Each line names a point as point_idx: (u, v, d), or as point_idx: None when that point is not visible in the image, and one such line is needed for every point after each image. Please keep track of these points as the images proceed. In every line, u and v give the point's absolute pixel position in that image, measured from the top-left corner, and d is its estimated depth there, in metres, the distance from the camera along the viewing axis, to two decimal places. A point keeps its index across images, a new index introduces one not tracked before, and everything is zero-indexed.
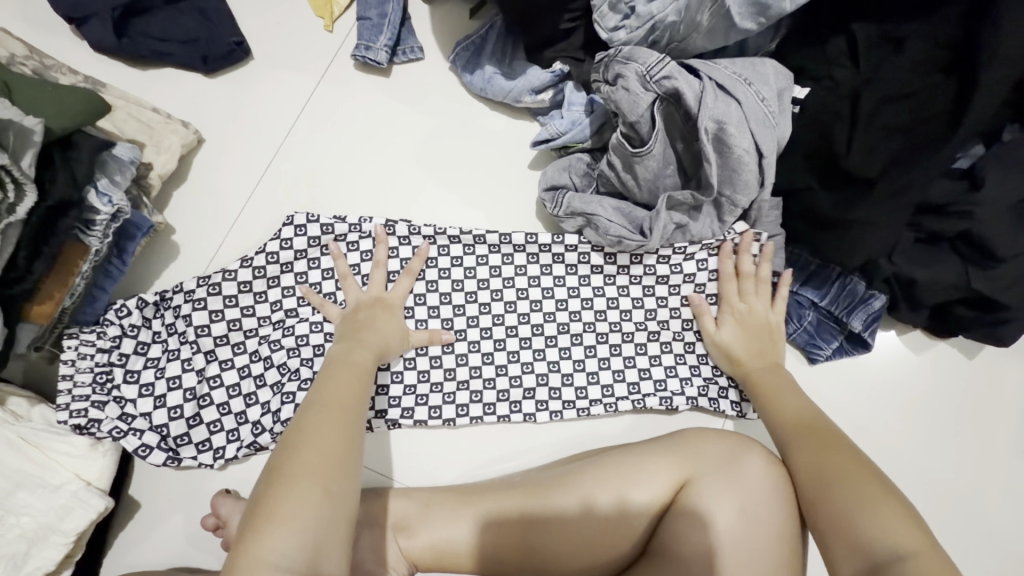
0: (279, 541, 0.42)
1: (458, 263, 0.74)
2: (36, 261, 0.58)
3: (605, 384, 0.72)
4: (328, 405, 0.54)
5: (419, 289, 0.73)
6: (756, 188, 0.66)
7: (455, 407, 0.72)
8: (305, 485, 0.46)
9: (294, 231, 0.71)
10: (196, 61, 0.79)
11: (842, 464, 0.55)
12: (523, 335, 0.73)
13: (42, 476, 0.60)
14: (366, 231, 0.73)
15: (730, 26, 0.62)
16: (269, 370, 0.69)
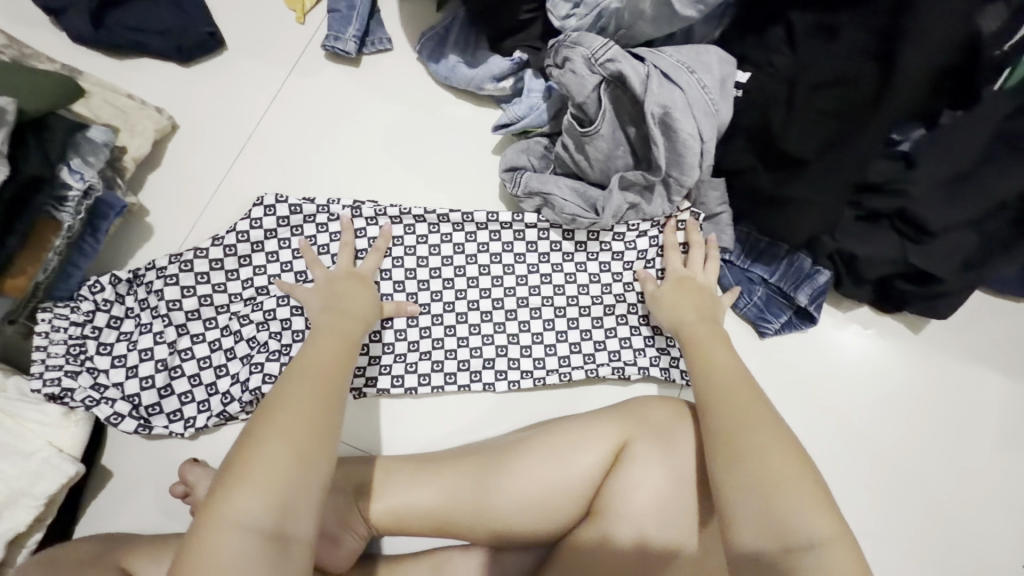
0: (247, 504, 0.44)
1: (422, 241, 0.77)
2: (10, 235, 0.61)
3: (561, 356, 0.76)
4: (312, 367, 0.55)
5: (384, 265, 0.76)
6: (701, 169, 0.69)
7: (416, 376, 0.75)
8: (278, 445, 0.47)
9: (263, 211, 0.74)
10: (171, 51, 0.82)
11: (764, 447, 0.53)
12: (484, 308, 0.76)
13: (14, 444, 0.63)
14: (335, 212, 0.76)
15: (673, 14, 0.66)
16: (239, 343, 0.72)
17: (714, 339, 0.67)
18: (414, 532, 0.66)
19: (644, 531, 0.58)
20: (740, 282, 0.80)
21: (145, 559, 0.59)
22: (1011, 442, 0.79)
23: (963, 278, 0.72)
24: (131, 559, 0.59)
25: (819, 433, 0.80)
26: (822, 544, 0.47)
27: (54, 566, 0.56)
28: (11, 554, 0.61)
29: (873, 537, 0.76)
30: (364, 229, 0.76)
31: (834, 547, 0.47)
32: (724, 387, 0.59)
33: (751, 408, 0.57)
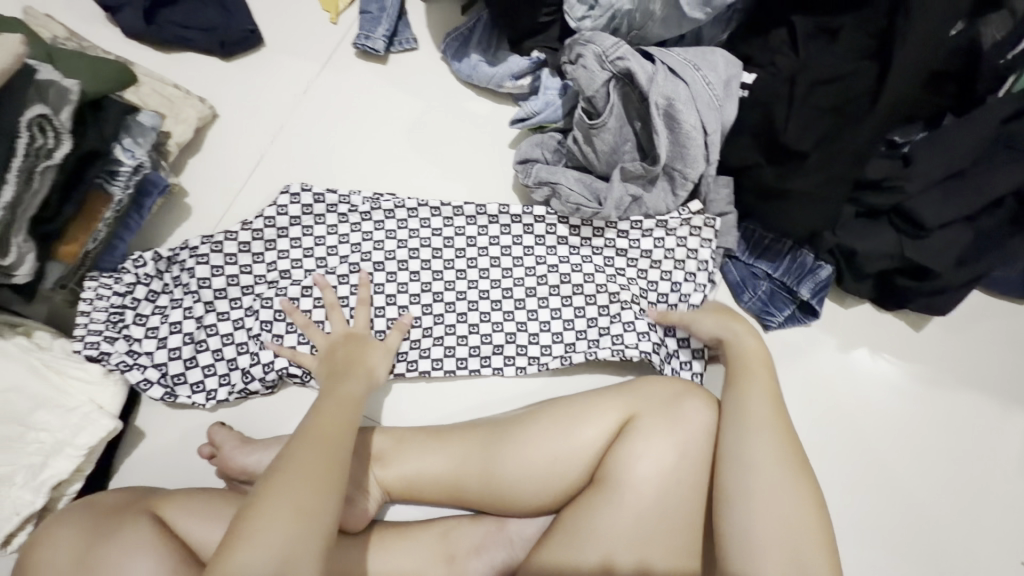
0: (251, 556, 0.47)
1: (435, 232, 0.81)
2: (66, 203, 0.66)
3: (568, 343, 0.78)
4: (320, 447, 0.56)
5: (400, 256, 0.80)
6: (705, 163, 0.73)
7: (430, 360, 0.78)
8: (279, 529, 0.49)
9: (290, 199, 0.80)
10: (215, 46, 0.88)
11: (782, 483, 0.56)
12: (494, 297, 0.79)
13: (59, 398, 0.68)
14: (356, 205, 0.81)
15: (682, 16, 0.71)
16: (262, 326, 0.76)
17: (759, 364, 0.66)
18: (424, 499, 0.70)
19: (640, 501, 0.60)
20: (744, 278, 0.84)
21: (177, 505, 0.62)
22: (1009, 439, 0.81)
23: (960, 273, 0.74)
24: (162, 504, 0.62)
25: (819, 423, 0.81)
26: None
27: (93, 508, 0.60)
28: (54, 499, 0.66)
29: (871, 527, 0.77)
30: (382, 220, 0.81)
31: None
32: (760, 418, 0.61)
33: (777, 445, 0.59)
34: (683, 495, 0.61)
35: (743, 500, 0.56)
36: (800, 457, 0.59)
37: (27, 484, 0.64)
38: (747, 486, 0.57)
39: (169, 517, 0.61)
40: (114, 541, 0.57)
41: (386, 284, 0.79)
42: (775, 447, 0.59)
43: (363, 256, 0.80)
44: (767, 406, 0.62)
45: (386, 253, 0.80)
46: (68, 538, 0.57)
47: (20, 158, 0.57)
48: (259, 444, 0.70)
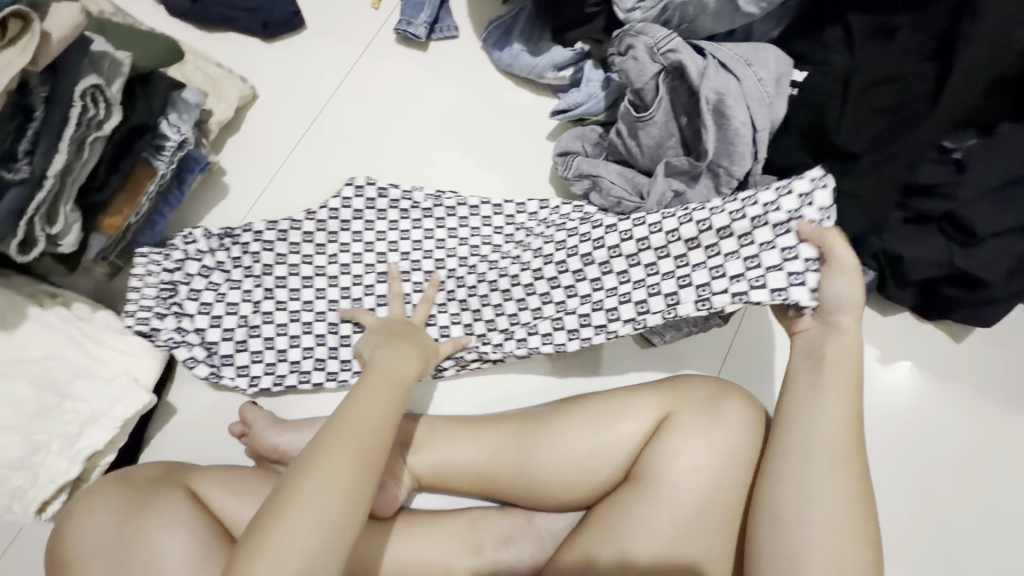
0: (275, 556, 0.47)
1: (483, 225, 0.81)
2: (112, 175, 0.66)
3: (638, 304, 0.69)
4: (355, 435, 0.53)
5: (456, 250, 0.79)
6: (751, 160, 0.70)
7: (493, 348, 0.75)
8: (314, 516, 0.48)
9: (354, 191, 0.81)
10: (257, 27, 0.88)
11: (830, 501, 0.53)
12: (550, 275, 0.74)
13: (97, 369, 0.69)
14: (416, 202, 0.81)
15: (736, 10, 0.70)
16: (320, 320, 0.76)
17: (843, 364, 0.58)
18: (455, 489, 0.70)
19: (681, 500, 0.58)
20: None
21: (211, 480, 0.62)
22: None
23: (1010, 284, 0.72)
24: (196, 479, 0.62)
25: None
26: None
27: (129, 481, 0.60)
28: (88, 470, 0.67)
29: (908, 538, 0.76)
30: (439, 216, 0.81)
31: None
32: (827, 434, 0.56)
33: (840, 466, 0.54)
34: (724, 496, 0.59)
35: (788, 512, 0.54)
36: (863, 482, 0.54)
37: (64, 452, 0.65)
38: (792, 500, 0.54)
39: (202, 492, 0.61)
40: (151, 511, 0.57)
41: (428, 276, 0.78)
42: (837, 470, 0.54)
43: (417, 249, 0.79)
44: (839, 421, 0.56)
45: (441, 247, 0.79)
46: (103, 516, 0.57)
47: (71, 127, 0.57)
48: (292, 425, 0.69)
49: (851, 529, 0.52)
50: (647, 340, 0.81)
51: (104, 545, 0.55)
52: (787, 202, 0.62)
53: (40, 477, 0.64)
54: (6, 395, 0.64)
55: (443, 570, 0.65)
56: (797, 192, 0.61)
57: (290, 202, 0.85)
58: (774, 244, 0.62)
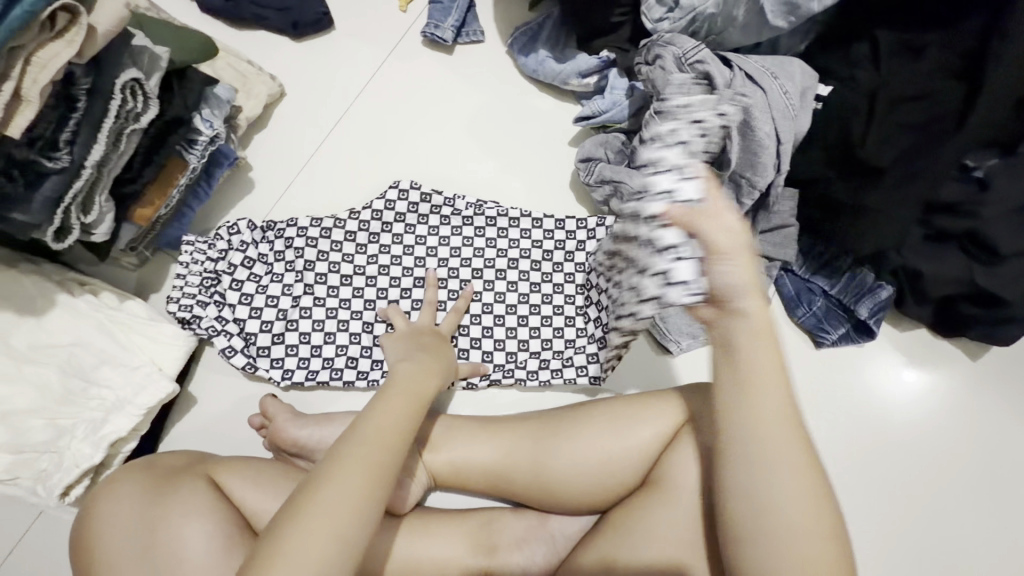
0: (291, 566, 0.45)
1: (507, 234, 0.82)
2: (146, 167, 0.67)
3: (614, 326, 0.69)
4: (380, 439, 0.53)
5: (489, 254, 0.82)
6: (773, 173, 0.72)
7: (526, 370, 0.78)
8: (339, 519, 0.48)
9: (397, 194, 0.83)
10: (287, 26, 0.90)
11: (786, 504, 0.44)
12: (580, 305, 0.80)
13: (123, 357, 0.71)
14: (455, 208, 0.83)
15: (763, 23, 0.70)
16: (355, 319, 0.78)
17: (760, 356, 0.46)
18: (470, 488, 0.71)
19: (698, 509, 0.58)
20: (799, 292, 0.83)
21: (232, 470, 0.63)
22: None
23: None
24: (217, 469, 0.63)
25: (863, 444, 0.80)
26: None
27: (152, 468, 0.61)
28: (110, 456, 0.68)
29: (920, 554, 0.75)
30: (474, 221, 0.83)
31: None
32: (772, 438, 0.45)
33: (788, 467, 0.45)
34: None
35: (743, 534, 0.45)
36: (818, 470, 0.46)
37: (88, 437, 0.66)
38: (749, 514, 0.45)
39: (223, 482, 0.62)
40: (173, 499, 0.58)
41: (450, 278, 0.81)
42: (792, 470, 0.44)
43: (454, 252, 0.82)
44: (782, 417, 0.45)
45: (477, 250, 0.82)
46: (121, 509, 0.57)
47: (110, 119, 0.58)
48: (311, 419, 0.70)
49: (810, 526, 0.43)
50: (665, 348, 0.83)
51: (127, 529, 0.56)
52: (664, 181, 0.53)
53: (64, 462, 0.66)
54: (35, 378, 0.67)
55: (456, 568, 0.66)
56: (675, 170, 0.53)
57: (315, 198, 0.86)
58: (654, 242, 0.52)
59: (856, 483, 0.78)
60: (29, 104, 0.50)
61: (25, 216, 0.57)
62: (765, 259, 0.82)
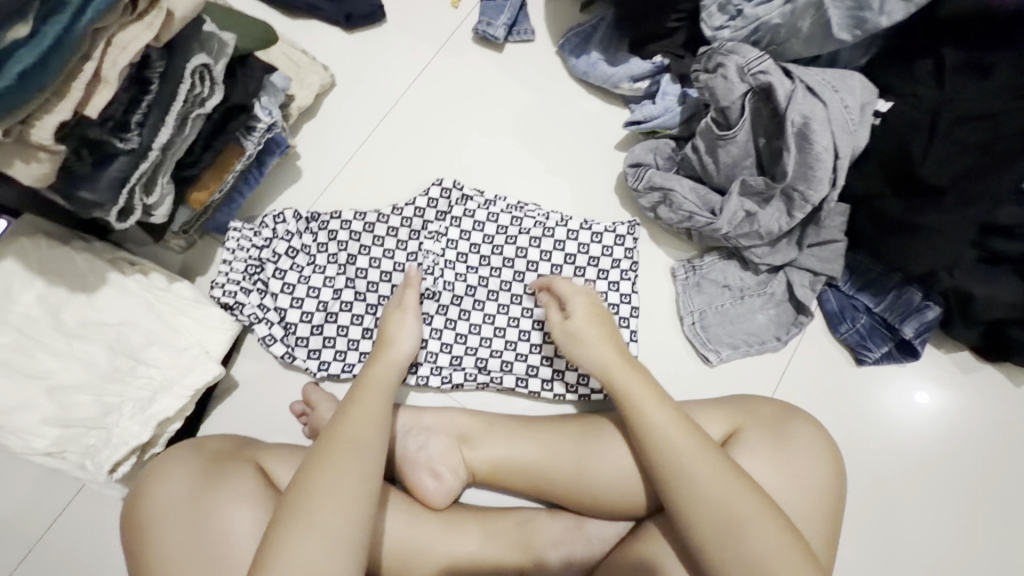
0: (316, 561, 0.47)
1: (549, 237, 0.82)
2: (206, 152, 0.68)
3: (522, 330, 0.79)
4: (361, 441, 0.55)
5: (531, 256, 0.82)
6: (828, 187, 0.71)
7: (564, 384, 0.77)
8: (332, 514, 0.50)
9: (441, 191, 0.83)
10: (340, 17, 0.90)
11: (696, 474, 0.55)
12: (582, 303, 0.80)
13: (172, 338, 0.71)
14: (496, 210, 0.83)
15: (827, 36, 0.69)
16: None
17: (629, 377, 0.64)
18: (505, 486, 0.71)
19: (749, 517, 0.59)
20: (843, 309, 0.82)
21: (279, 457, 0.64)
22: None
23: None
24: (264, 456, 0.64)
25: (897, 464, 0.80)
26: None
27: (204, 450, 0.63)
28: (157, 436, 0.69)
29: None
30: (517, 223, 0.83)
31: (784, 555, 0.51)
32: (685, 459, 0.56)
33: (706, 476, 0.55)
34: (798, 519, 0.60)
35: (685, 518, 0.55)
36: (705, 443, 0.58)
37: (136, 417, 0.66)
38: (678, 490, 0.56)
39: (271, 469, 0.63)
40: (226, 482, 0.59)
41: (490, 279, 0.81)
42: (692, 450, 0.57)
43: (495, 252, 0.82)
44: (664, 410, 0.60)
45: (518, 251, 0.82)
46: (179, 488, 0.58)
47: (179, 102, 0.59)
48: None
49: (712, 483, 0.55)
50: (704, 358, 0.82)
51: (182, 508, 0.57)
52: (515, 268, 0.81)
53: (113, 438, 0.66)
54: (82, 355, 0.68)
55: (494, 565, 0.66)
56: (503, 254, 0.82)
57: (359, 191, 0.86)
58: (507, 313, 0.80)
59: (887, 501, 0.78)
60: (108, 85, 0.51)
61: (92, 194, 0.58)
62: (810, 273, 0.81)
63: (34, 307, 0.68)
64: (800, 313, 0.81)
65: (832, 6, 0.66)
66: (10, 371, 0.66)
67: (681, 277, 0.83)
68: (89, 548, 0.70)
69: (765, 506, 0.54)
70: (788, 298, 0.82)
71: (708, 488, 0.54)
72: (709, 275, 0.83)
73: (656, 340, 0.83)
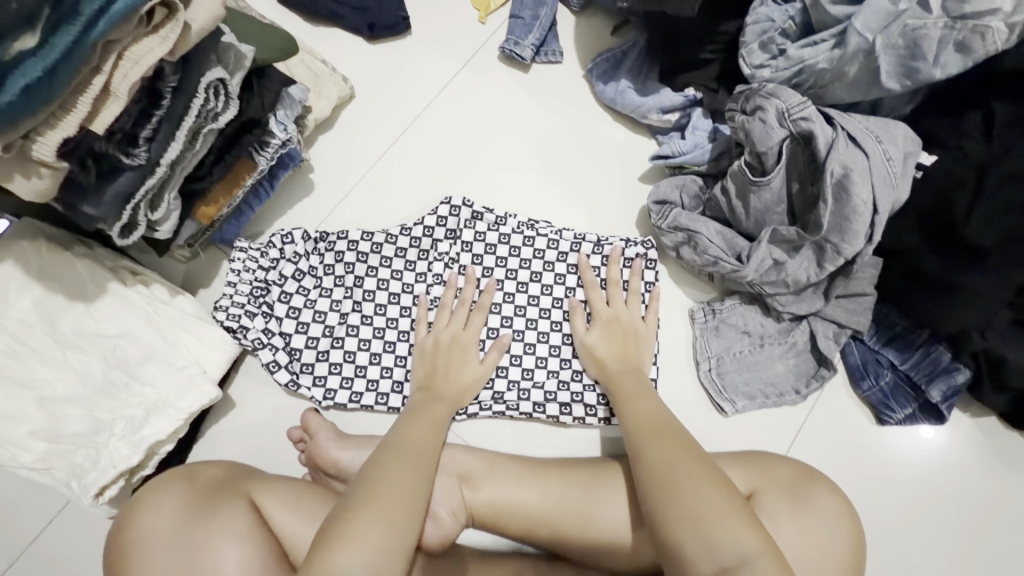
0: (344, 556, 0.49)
1: (562, 261, 0.79)
2: (216, 167, 0.66)
3: (539, 357, 0.76)
4: (413, 446, 0.61)
5: (546, 280, 0.79)
6: (864, 242, 0.67)
7: (583, 406, 0.75)
8: (373, 526, 0.51)
9: (450, 210, 0.80)
10: (363, 27, 0.87)
11: (673, 464, 0.56)
12: None
13: (169, 355, 0.69)
14: (507, 230, 0.80)
15: (875, 83, 0.65)
16: (401, 341, 0.76)
17: (642, 390, 0.68)
18: (506, 532, 0.68)
19: None
20: (866, 363, 0.79)
21: (273, 493, 0.61)
22: None
23: None
24: (258, 489, 0.61)
25: (914, 532, 0.76)
26: (749, 561, 0.49)
27: (196, 480, 0.60)
28: (147, 458, 0.67)
29: None
30: (530, 243, 0.80)
31: (757, 557, 0.49)
32: (663, 455, 0.58)
33: (681, 468, 0.56)
34: None
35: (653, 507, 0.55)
36: (684, 444, 0.59)
37: (127, 437, 0.65)
38: (649, 480, 0.56)
39: (264, 505, 0.60)
40: (215, 521, 0.57)
41: (503, 304, 0.78)
42: (674, 444, 0.59)
43: (509, 276, 0.79)
44: (654, 412, 0.65)
45: (532, 275, 0.79)
46: (165, 520, 0.56)
47: (191, 117, 0.56)
48: (355, 441, 0.68)
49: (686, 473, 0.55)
50: (719, 408, 0.78)
51: (168, 545, 0.55)
52: (532, 289, 0.78)
53: (102, 459, 0.64)
54: (76, 365, 0.65)
55: None
56: (517, 279, 0.79)
57: (375, 209, 0.84)
58: (522, 336, 0.77)
59: (900, 568, 0.75)
60: (116, 99, 0.48)
61: (95, 209, 0.55)
62: (835, 324, 0.77)
63: (30, 313, 0.65)
64: (822, 366, 0.77)
65: (883, 54, 0.63)
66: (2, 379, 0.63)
67: (699, 320, 0.80)
68: (70, 568, 0.68)
69: (692, 462, 0.56)
70: (810, 349, 0.78)
71: (647, 459, 0.59)
72: (729, 320, 0.80)
73: (669, 384, 0.80)
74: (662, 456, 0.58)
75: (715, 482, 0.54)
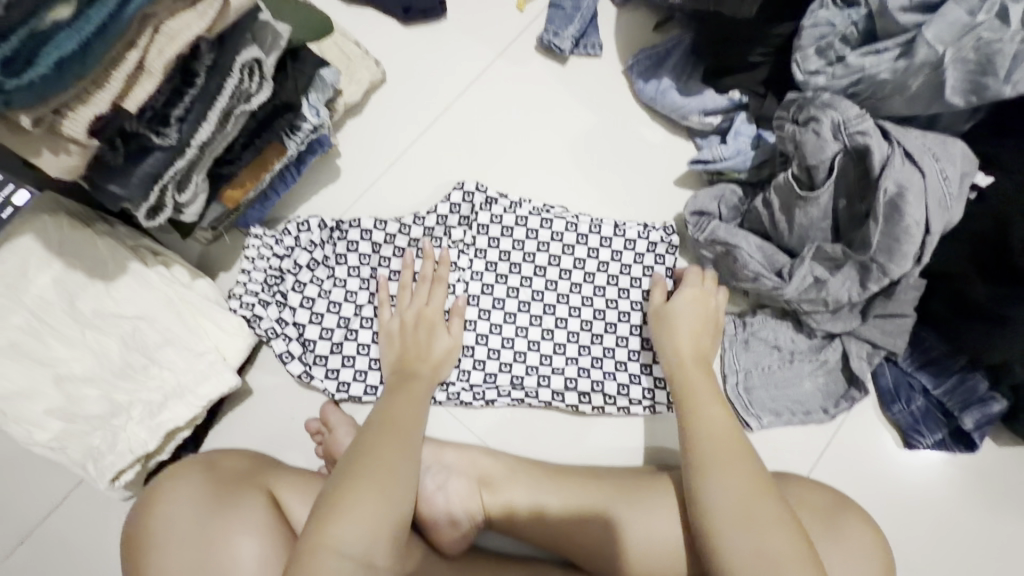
0: (340, 532, 0.50)
1: (581, 244, 0.77)
2: (245, 151, 0.64)
3: (557, 344, 0.75)
4: (393, 421, 0.60)
5: (565, 264, 0.77)
6: (912, 263, 0.64)
7: (617, 383, 0.73)
8: (366, 507, 0.52)
9: (462, 197, 0.78)
10: (398, 9, 0.84)
11: (753, 501, 0.55)
12: (623, 309, 0.76)
13: (189, 340, 0.68)
14: (524, 212, 0.78)
15: (937, 98, 0.62)
16: None
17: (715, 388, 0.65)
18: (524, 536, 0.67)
19: None
20: (898, 386, 0.77)
21: (290, 485, 0.60)
22: None
23: None
24: (275, 483, 0.60)
25: (936, 560, 0.74)
26: None
27: (214, 470, 0.59)
28: (164, 443, 0.66)
29: None
30: (548, 225, 0.77)
31: None
32: (736, 483, 0.57)
33: (750, 501, 0.55)
34: None
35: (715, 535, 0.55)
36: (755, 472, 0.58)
37: (144, 422, 0.64)
38: (719, 505, 0.55)
39: (283, 499, 0.59)
40: (234, 513, 0.56)
41: (520, 289, 0.76)
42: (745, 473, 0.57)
43: (526, 259, 0.76)
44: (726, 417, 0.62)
45: (551, 259, 0.77)
46: (184, 507, 0.55)
47: (224, 98, 0.54)
48: None
49: (756, 508, 0.55)
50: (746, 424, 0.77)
51: (184, 532, 0.54)
52: (551, 274, 0.76)
53: (118, 444, 0.63)
54: (94, 345, 0.64)
55: None
56: (535, 262, 0.76)
57: (401, 195, 0.81)
58: (540, 322, 0.75)
59: None
60: (150, 76, 0.46)
61: (122, 189, 0.53)
62: (869, 343, 0.74)
63: (50, 290, 0.63)
64: (852, 387, 0.75)
65: (951, 68, 0.59)
66: (18, 355, 0.62)
67: (730, 332, 0.79)
68: (80, 547, 0.68)
69: (763, 498, 0.56)
70: (841, 368, 0.76)
71: (717, 476, 0.57)
72: (759, 333, 0.77)
73: None
74: (745, 492, 0.56)
75: (784, 524, 0.54)
